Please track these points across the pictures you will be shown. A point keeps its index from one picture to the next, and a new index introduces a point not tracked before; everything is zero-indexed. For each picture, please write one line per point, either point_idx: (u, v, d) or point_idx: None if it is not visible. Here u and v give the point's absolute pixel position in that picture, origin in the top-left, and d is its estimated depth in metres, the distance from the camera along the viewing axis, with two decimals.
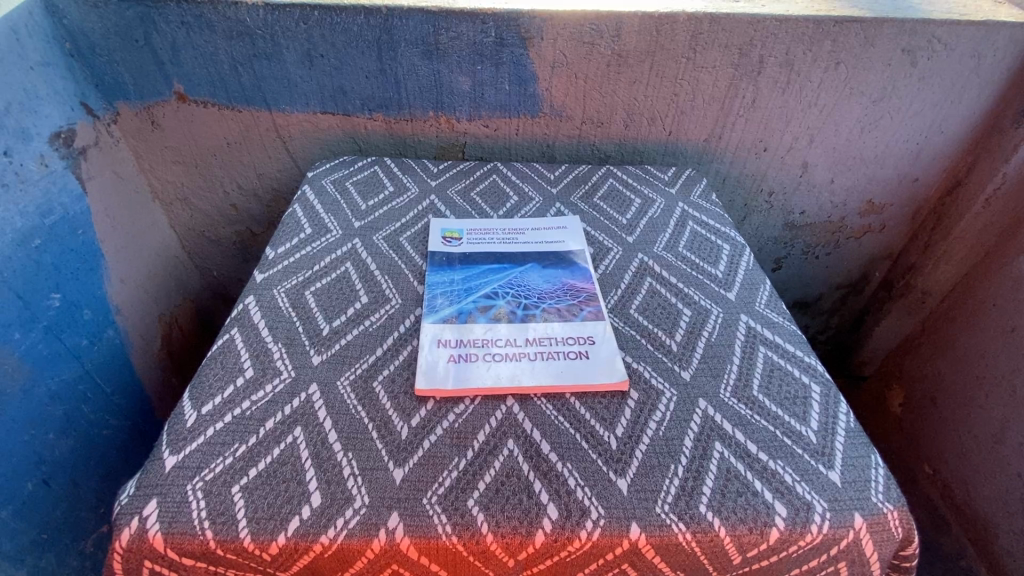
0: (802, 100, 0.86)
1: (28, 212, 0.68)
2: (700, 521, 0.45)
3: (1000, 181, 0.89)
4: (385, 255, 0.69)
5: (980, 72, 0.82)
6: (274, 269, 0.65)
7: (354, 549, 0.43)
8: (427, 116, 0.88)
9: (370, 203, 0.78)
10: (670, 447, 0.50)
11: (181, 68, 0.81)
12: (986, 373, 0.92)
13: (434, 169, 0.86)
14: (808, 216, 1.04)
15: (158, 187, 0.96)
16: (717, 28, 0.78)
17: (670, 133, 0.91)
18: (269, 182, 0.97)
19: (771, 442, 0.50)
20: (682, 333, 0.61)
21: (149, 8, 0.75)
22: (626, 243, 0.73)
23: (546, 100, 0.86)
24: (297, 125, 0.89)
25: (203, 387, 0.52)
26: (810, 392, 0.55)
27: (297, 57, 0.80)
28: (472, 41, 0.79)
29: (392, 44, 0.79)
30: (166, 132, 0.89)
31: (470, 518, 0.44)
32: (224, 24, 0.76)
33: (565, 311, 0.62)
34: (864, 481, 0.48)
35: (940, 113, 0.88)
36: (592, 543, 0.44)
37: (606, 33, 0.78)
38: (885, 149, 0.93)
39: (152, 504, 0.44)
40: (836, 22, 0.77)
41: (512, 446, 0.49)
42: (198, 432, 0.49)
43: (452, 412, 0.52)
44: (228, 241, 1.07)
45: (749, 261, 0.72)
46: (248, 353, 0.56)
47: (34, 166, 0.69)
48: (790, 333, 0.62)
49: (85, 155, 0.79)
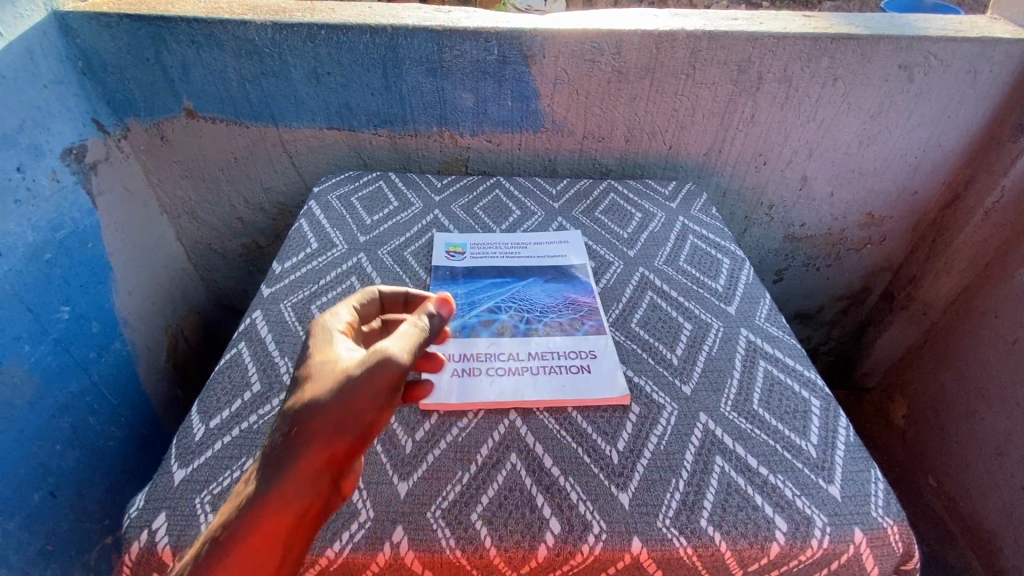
0: (801, 115, 0.87)
1: (40, 227, 0.69)
2: (701, 536, 0.45)
3: (999, 194, 0.89)
4: (390, 269, 0.70)
5: (976, 86, 0.84)
6: (280, 284, 0.67)
7: (359, 562, 0.43)
8: (431, 131, 0.89)
9: (375, 217, 0.79)
10: (671, 462, 0.50)
11: (191, 85, 0.83)
12: (989, 386, 0.92)
13: (438, 183, 0.87)
14: (808, 228, 1.05)
15: (165, 201, 0.97)
16: (715, 45, 0.79)
17: (670, 148, 0.92)
18: (274, 196, 0.99)
19: (771, 457, 0.51)
20: (683, 347, 0.62)
21: (160, 28, 0.77)
22: (627, 257, 0.74)
23: (547, 115, 0.87)
24: (303, 140, 0.90)
25: (210, 401, 0.53)
26: (809, 406, 0.56)
27: (304, 74, 0.82)
28: (475, 59, 0.80)
29: (396, 62, 0.81)
30: (174, 148, 0.90)
31: (474, 532, 0.45)
32: (233, 42, 0.78)
33: (566, 324, 0.63)
34: (863, 496, 0.49)
35: (937, 128, 0.89)
36: (594, 558, 0.44)
37: (606, 51, 0.79)
38: (884, 162, 0.94)
39: (161, 517, 0.44)
40: (832, 39, 0.79)
41: (514, 460, 0.50)
42: (206, 446, 0.49)
43: (456, 426, 0.52)
44: (233, 253, 1.08)
45: (749, 275, 0.73)
46: (255, 368, 0.56)
47: (46, 181, 0.71)
48: (789, 346, 0.63)
49: (95, 170, 0.81)
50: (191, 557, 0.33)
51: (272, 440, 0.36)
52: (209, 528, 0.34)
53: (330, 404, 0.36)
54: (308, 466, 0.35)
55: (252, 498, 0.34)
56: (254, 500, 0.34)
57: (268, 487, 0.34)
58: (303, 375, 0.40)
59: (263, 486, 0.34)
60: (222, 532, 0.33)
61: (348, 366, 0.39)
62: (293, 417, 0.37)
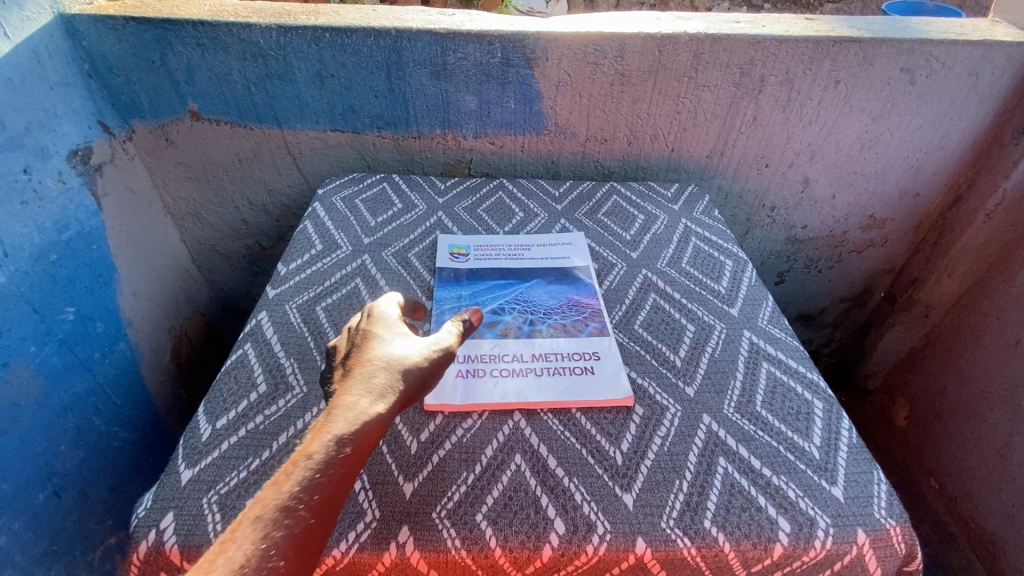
0: (803, 118, 0.87)
1: (46, 228, 0.69)
2: (705, 537, 0.45)
3: (1001, 196, 0.90)
4: (394, 271, 0.70)
5: (978, 89, 0.84)
6: (286, 285, 0.67)
7: (366, 562, 0.44)
8: (435, 134, 0.90)
9: (379, 219, 0.79)
10: (674, 463, 0.50)
11: (195, 87, 0.83)
12: (991, 388, 0.92)
13: (442, 185, 0.88)
14: (810, 230, 1.05)
15: (170, 203, 0.98)
16: (718, 48, 0.79)
17: (673, 150, 0.92)
18: (278, 198, 0.99)
19: (774, 458, 0.51)
20: (686, 349, 0.62)
21: (165, 30, 0.77)
22: (630, 259, 0.75)
23: (550, 117, 0.88)
24: (307, 142, 0.91)
25: (217, 402, 0.53)
26: (812, 408, 0.56)
27: (308, 77, 0.82)
28: (478, 62, 0.81)
29: (400, 64, 0.81)
30: (179, 149, 0.91)
31: (479, 532, 0.45)
32: (238, 45, 0.78)
33: (570, 326, 0.63)
34: (866, 497, 0.49)
35: (938, 131, 0.89)
36: (598, 558, 0.45)
37: (609, 54, 0.80)
38: (886, 165, 0.94)
39: (169, 517, 0.45)
40: (834, 42, 0.79)
41: (519, 461, 0.50)
42: (213, 446, 0.50)
43: (461, 427, 0.53)
44: (237, 255, 1.08)
45: (751, 277, 0.73)
46: (261, 369, 0.57)
47: (52, 182, 0.71)
48: (791, 348, 0.63)
49: (101, 171, 0.81)
50: (299, 469, 0.37)
51: (365, 390, 0.43)
52: (312, 446, 0.39)
53: (418, 366, 0.45)
54: (396, 404, 0.43)
55: (360, 425, 0.40)
56: (357, 427, 0.40)
57: (372, 418, 0.41)
58: (374, 349, 0.46)
59: (368, 416, 0.41)
60: (329, 448, 0.39)
61: (422, 347, 0.47)
62: (385, 374, 0.44)
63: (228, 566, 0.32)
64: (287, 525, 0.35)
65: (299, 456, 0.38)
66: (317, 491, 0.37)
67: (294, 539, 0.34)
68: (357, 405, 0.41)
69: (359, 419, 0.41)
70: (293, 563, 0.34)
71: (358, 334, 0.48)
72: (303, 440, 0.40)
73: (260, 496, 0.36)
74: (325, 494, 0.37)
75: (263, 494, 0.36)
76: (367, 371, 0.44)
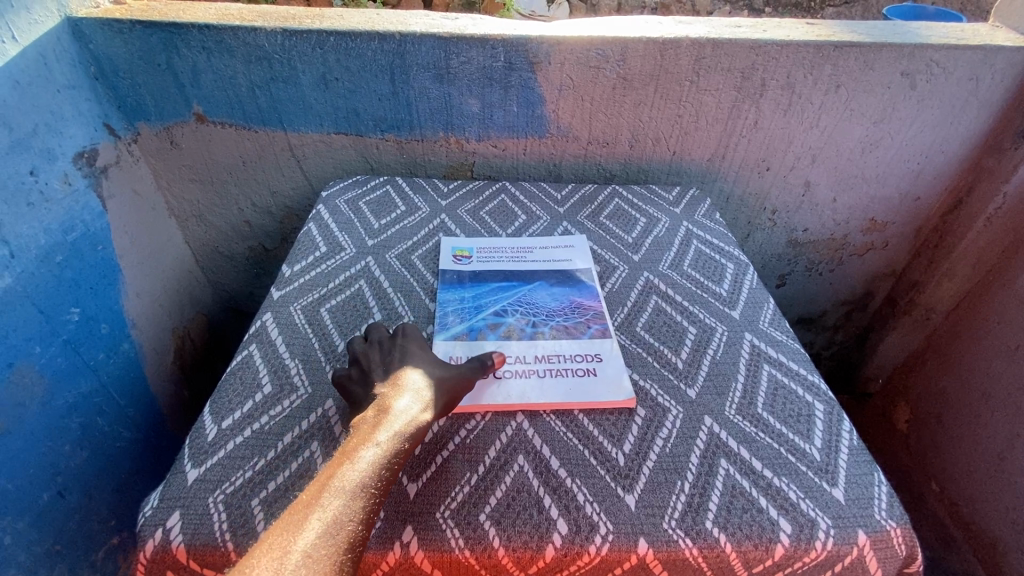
0: (804, 122, 0.88)
1: (52, 230, 0.70)
2: (706, 537, 0.46)
3: (1001, 200, 0.90)
4: (397, 273, 0.71)
5: (978, 94, 0.84)
6: (290, 286, 0.67)
7: (369, 562, 0.44)
8: (438, 137, 0.90)
9: (382, 221, 0.80)
10: (676, 464, 0.51)
11: (201, 90, 0.84)
12: (991, 391, 0.92)
13: (445, 188, 0.88)
14: (810, 233, 1.06)
15: (174, 205, 0.98)
16: (719, 52, 0.80)
17: (674, 153, 0.92)
18: (281, 200, 1.00)
19: (775, 460, 0.52)
20: (687, 351, 0.62)
21: (171, 34, 0.78)
22: (632, 262, 0.75)
23: (553, 121, 0.88)
24: (310, 145, 0.91)
25: (222, 402, 0.54)
26: (813, 410, 0.57)
27: (312, 80, 0.83)
28: (481, 66, 0.81)
29: (404, 68, 0.82)
30: (184, 152, 0.91)
31: (482, 532, 0.46)
32: (243, 49, 0.79)
33: (572, 328, 0.64)
34: (867, 499, 0.49)
35: (939, 135, 0.89)
36: (600, 558, 0.45)
37: (611, 58, 0.80)
38: (886, 169, 0.95)
39: (175, 516, 0.45)
40: (836, 46, 0.80)
41: (522, 462, 0.51)
42: (219, 446, 0.50)
43: (464, 427, 0.53)
44: (240, 257, 1.09)
45: (752, 280, 0.73)
46: (266, 369, 0.57)
47: (58, 184, 0.71)
48: (792, 350, 0.63)
49: (106, 173, 0.81)
50: (368, 453, 0.44)
51: (413, 397, 0.49)
52: (377, 436, 0.45)
53: (457, 384, 0.52)
54: (438, 412, 0.50)
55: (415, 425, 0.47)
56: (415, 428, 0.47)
57: (423, 421, 0.48)
58: (411, 366, 0.52)
59: (420, 420, 0.47)
60: (393, 443, 0.45)
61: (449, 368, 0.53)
62: (430, 390, 0.50)
63: (320, 525, 0.39)
64: (362, 498, 0.41)
65: (367, 441, 0.44)
66: (384, 475, 0.43)
67: (367, 509, 0.41)
68: (410, 408, 0.48)
69: (413, 420, 0.47)
70: (366, 527, 0.41)
71: (393, 352, 0.54)
72: (365, 428, 0.46)
73: (338, 472, 0.42)
74: (389, 477, 0.43)
75: (340, 470, 0.42)
76: (413, 382, 0.50)
